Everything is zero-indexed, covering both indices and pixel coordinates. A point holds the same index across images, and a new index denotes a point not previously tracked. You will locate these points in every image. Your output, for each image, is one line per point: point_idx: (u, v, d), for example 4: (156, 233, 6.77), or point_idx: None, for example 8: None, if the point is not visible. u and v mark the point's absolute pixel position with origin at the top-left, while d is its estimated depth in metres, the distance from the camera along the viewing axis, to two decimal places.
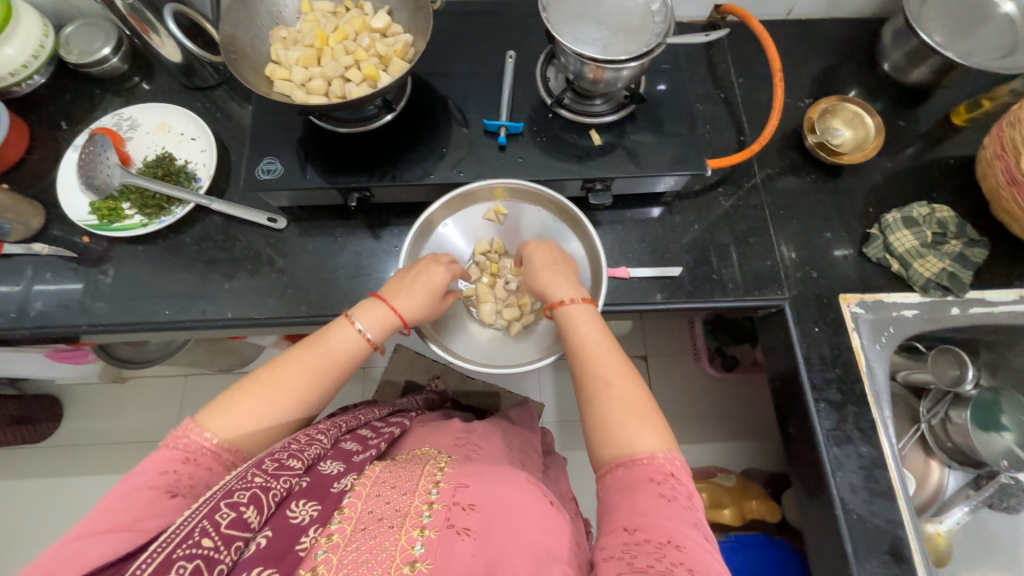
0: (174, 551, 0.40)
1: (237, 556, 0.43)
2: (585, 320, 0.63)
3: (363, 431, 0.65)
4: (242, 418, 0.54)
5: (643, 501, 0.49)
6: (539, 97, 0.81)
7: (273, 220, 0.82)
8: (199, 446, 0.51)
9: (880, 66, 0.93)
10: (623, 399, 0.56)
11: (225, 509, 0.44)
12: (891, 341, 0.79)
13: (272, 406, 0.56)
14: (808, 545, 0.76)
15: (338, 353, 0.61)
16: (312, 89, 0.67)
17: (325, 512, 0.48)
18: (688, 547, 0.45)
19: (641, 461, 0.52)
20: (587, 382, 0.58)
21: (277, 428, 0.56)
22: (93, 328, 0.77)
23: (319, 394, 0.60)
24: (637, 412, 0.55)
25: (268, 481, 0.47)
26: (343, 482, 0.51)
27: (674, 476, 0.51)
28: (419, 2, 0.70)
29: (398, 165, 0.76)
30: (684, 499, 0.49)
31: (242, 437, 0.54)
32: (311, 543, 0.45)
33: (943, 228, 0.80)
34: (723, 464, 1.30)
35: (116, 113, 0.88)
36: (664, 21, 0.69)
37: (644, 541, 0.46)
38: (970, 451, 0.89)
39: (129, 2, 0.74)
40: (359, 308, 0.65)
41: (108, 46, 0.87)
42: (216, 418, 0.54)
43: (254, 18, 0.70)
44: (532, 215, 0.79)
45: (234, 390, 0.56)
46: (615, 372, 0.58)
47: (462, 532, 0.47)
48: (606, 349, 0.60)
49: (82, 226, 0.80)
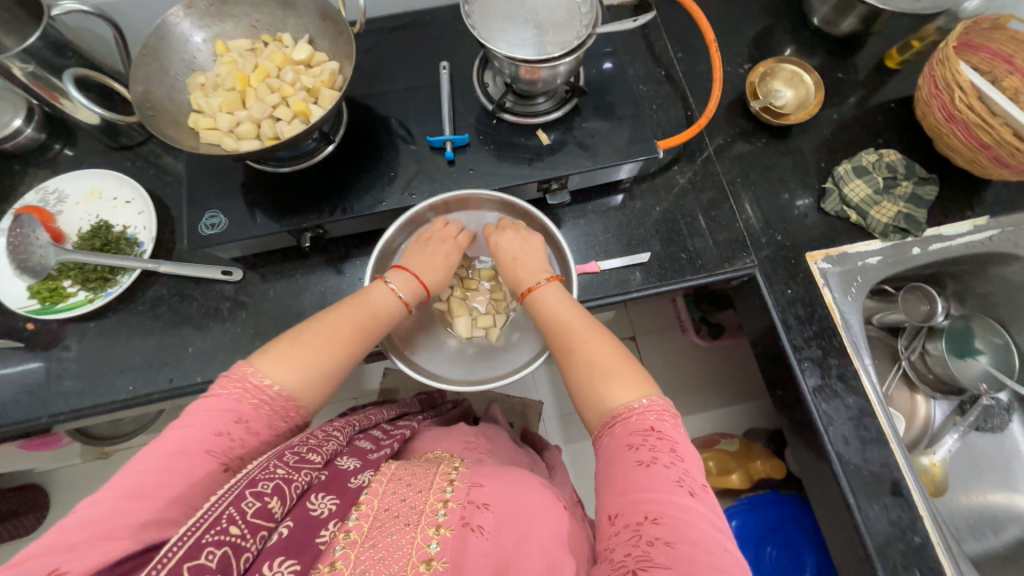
0: (203, 537, 0.39)
1: (261, 545, 0.41)
2: (556, 298, 0.64)
3: (375, 431, 0.64)
4: (301, 365, 0.53)
5: (624, 477, 0.47)
6: (481, 104, 0.80)
7: (228, 272, 0.78)
8: (260, 391, 0.50)
9: (811, 21, 0.94)
10: (591, 362, 0.57)
11: (251, 498, 0.42)
12: (861, 290, 0.81)
13: (330, 354, 0.55)
14: (814, 500, 0.77)
15: (383, 309, 0.62)
16: (242, 134, 0.65)
17: (343, 506, 0.46)
18: (664, 517, 0.44)
19: (620, 417, 0.52)
20: (558, 354, 0.60)
21: (332, 375, 0.55)
22: (54, 419, 0.73)
23: (367, 347, 0.60)
24: (604, 368, 0.56)
25: (290, 473, 0.45)
26: (360, 478, 0.50)
27: (654, 431, 0.50)
28: (338, 27, 0.67)
29: (346, 198, 0.74)
30: (666, 458, 0.48)
31: (302, 383, 0.52)
32: (330, 536, 0.43)
33: (893, 171, 0.82)
34: (724, 430, 1.32)
35: (40, 187, 0.82)
36: (591, 11, 0.68)
37: (623, 528, 0.45)
38: (951, 380, 0.93)
39: (30, 69, 0.68)
40: (391, 273, 0.67)
41: (19, 117, 0.82)
42: (276, 363, 0.52)
43: (167, 69, 0.67)
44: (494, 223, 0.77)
45: (289, 336, 0.55)
46: (579, 338, 0.59)
47: (476, 529, 0.46)
48: (573, 317, 0.62)
49: (23, 313, 0.75)
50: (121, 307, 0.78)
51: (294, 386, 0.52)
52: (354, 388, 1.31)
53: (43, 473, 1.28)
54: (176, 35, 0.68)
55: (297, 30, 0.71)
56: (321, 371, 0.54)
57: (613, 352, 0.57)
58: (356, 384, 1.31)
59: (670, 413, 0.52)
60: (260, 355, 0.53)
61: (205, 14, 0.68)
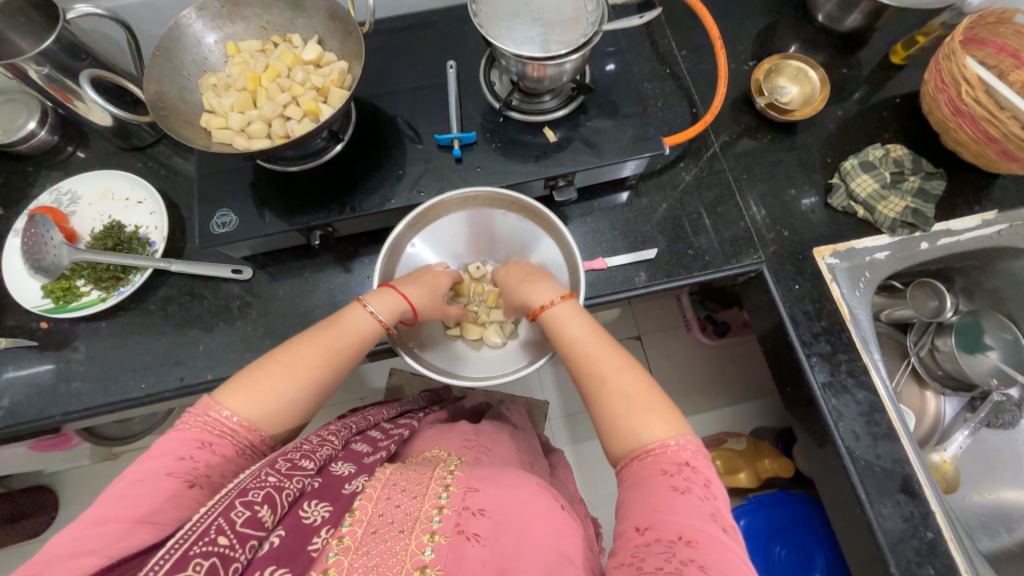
0: (190, 549, 0.39)
1: (252, 555, 0.42)
2: (570, 318, 0.64)
3: (372, 432, 0.65)
4: (263, 395, 0.53)
5: (656, 497, 0.47)
6: (487, 103, 0.80)
7: (237, 271, 0.79)
8: (220, 424, 0.51)
9: (815, 18, 0.94)
10: (622, 393, 0.56)
11: (240, 507, 0.43)
12: (869, 285, 0.80)
13: (293, 383, 0.55)
14: (824, 496, 0.77)
15: (353, 336, 0.61)
16: (253, 134, 0.66)
17: (336, 513, 0.47)
18: (699, 541, 0.44)
19: (654, 451, 0.51)
20: (585, 379, 0.59)
21: (295, 406, 0.55)
22: (68, 417, 0.74)
23: (336, 370, 0.59)
24: (640, 402, 0.54)
25: (282, 481, 0.46)
26: (355, 484, 0.51)
27: (688, 465, 0.49)
28: (347, 27, 0.68)
29: (356, 196, 0.74)
30: (700, 489, 0.48)
31: (264, 415, 0.53)
32: (322, 544, 0.44)
33: (900, 166, 0.82)
34: (731, 428, 1.31)
35: (53, 188, 0.84)
36: (597, 9, 0.68)
37: (653, 541, 0.45)
38: (961, 376, 0.92)
39: (45, 72, 0.69)
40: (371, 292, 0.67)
41: (33, 120, 0.83)
42: (239, 395, 0.53)
43: (179, 70, 0.68)
44: (501, 220, 0.78)
45: (257, 367, 0.55)
46: (610, 367, 0.58)
47: (473, 538, 0.45)
48: (597, 343, 0.61)
49: (37, 313, 0.76)
50: (133, 306, 0.79)
51: (254, 416, 0.52)
52: (360, 388, 1.31)
53: (54, 474, 1.29)
54: (189, 36, 0.69)
55: (307, 30, 0.72)
56: (285, 401, 0.54)
57: (645, 384, 0.56)
58: (362, 383, 1.31)
59: (702, 451, 0.52)
60: (226, 387, 0.54)
61: (216, 16, 0.69)
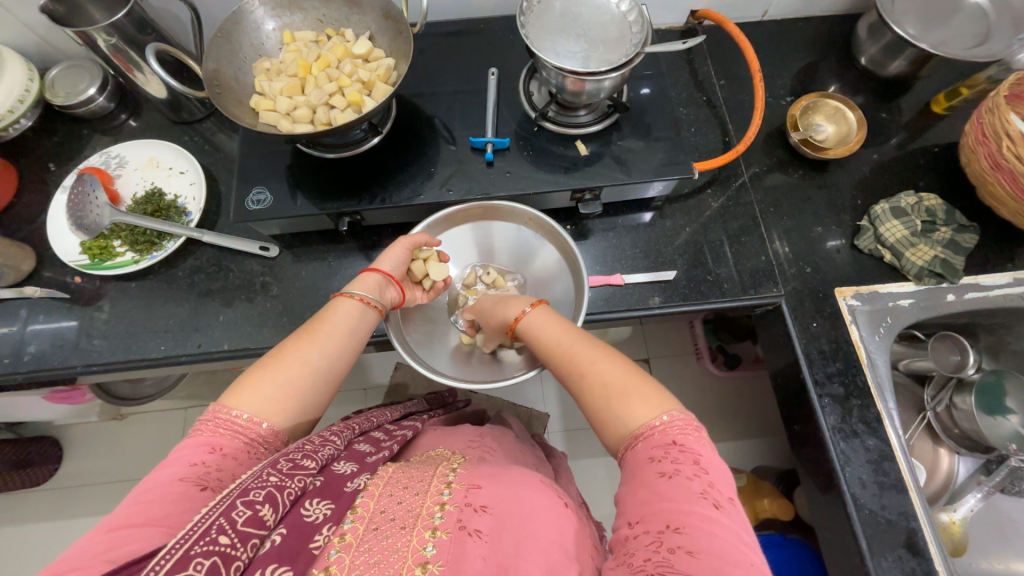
0: (191, 548, 0.38)
1: (253, 553, 0.41)
2: (544, 321, 0.63)
3: (375, 433, 0.65)
4: (261, 390, 0.52)
5: (645, 487, 0.46)
6: (523, 112, 0.82)
7: (265, 248, 0.82)
8: (233, 423, 0.50)
9: (859, 60, 0.94)
10: (602, 385, 0.54)
11: (241, 507, 0.41)
12: (889, 331, 0.79)
13: (285, 368, 0.54)
14: (822, 542, 0.75)
15: (340, 324, 0.60)
16: (298, 118, 0.69)
17: (338, 511, 0.46)
18: (688, 527, 0.43)
19: (643, 435, 0.49)
20: (569, 380, 0.58)
21: (293, 387, 0.54)
22: (87, 369, 0.76)
23: (328, 350, 0.58)
24: (620, 389, 0.53)
25: (283, 480, 0.45)
26: (356, 482, 0.50)
27: (676, 445, 0.48)
28: (399, 26, 0.71)
29: (387, 188, 0.77)
30: (689, 469, 0.46)
31: (268, 404, 0.52)
32: (324, 541, 0.43)
33: (932, 215, 0.81)
34: (732, 464, 1.28)
35: (103, 151, 0.88)
36: (642, 31, 0.70)
37: (643, 533, 0.44)
38: (977, 437, 0.89)
39: (113, 42, 0.73)
40: (351, 281, 0.65)
41: (94, 86, 0.87)
42: (242, 393, 0.52)
43: (237, 51, 0.72)
44: (506, 231, 0.81)
45: (255, 366, 0.55)
46: (587, 360, 0.56)
47: (473, 534, 0.45)
48: (573, 342, 0.59)
49: (74, 267, 0.80)
50: (163, 270, 0.82)
51: (259, 407, 0.51)
52: (362, 379, 1.32)
53: (64, 427, 1.34)
54: (251, 22, 0.72)
55: (360, 26, 0.75)
56: (282, 384, 0.53)
57: (624, 369, 0.55)
58: (366, 374, 1.32)
59: (694, 426, 0.50)
60: (229, 390, 0.53)
61: (278, 5, 0.73)
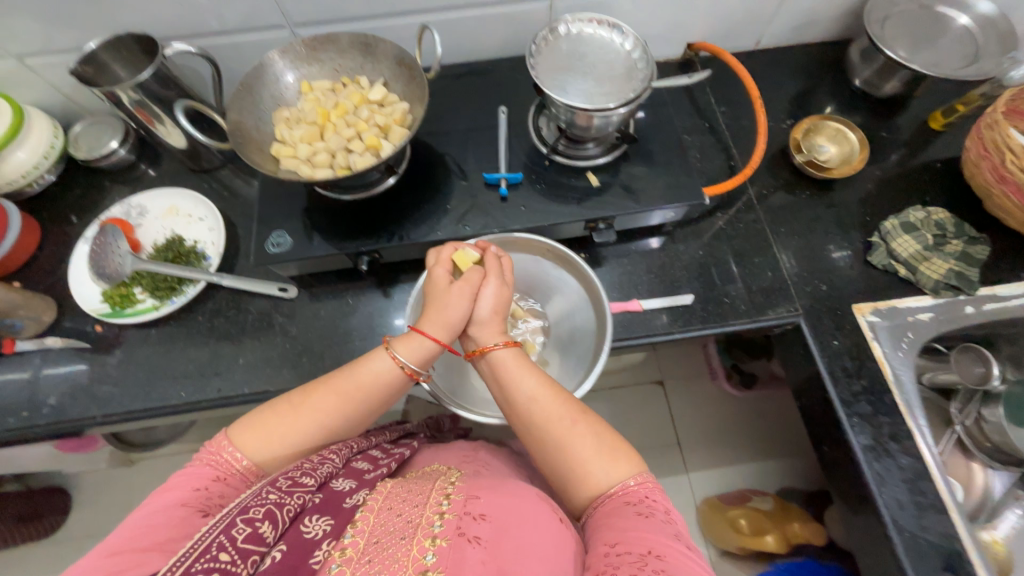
0: (192, 565, 0.40)
1: (253, 570, 0.42)
2: (516, 363, 0.59)
3: (372, 451, 0.66)
4: (269, 440, 0.55)
5: (621, 521, 0.48)
6: (533, 146, 0.85)
7: (284, 289, 0.83)
8: (231, 465, 0.53)
9: (853, 83, 0.97)
10: (592, 440, 0.55)
11: (242, 524, 0.43)
12: (912, 346, 0.78)
13: (300, 425, 0.56)
14: (864, 569, 0.73)
15: (363, 389, 0.58)
16: (318, 163, 0.71)
17: (337, 526, 0.47)
18: (668, 556, 0.45)
19: (613, 492, 0.52)
20: (546, 434, 0.56)
21: (298, 445, 0.56)
22: (107, 420, 0.76)
23: (343, 415, 0.58)
24: (609, 442, 0.55)
25: (282, 498, 0.47)
26: (355, 498, 0.51)
27: (649, 497, 0.51)
28: (412, 72, 0.74)
29: (404, 225, 0.78)
30: (662, 514, 0.49)
31: (270, 455, 0.55)
32: (323, 556, 0.44)
33: (942, 229, 0.82)
34: (757, 487, 1.25)
35: (124, 201, 0.90)
36: (647, 67, 0.73)
37: (625, 554, 0.45)
38: (1010, 450, 0.88)
39: (136, 98, 0.76)
40: (400, 344, 0.60)
41: (116, 139, 0.89)
42: (250, 434, 0.55)
43: (257, 102, 0.74)
44: (525, 262, 0.81)
45: (276, 406, 0.57)
46: (573, 415, 0.56)
47: (473, 540, 0.45)
48: (559, 393, 0.58)
49: (95, 316, 0.81)
50: (182, 316, 0.83)
51: (259, 455, 0.55)
52: None
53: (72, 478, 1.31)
54: (270, 74, 0.75)
55: (374, 74, 0.78)
56: (287, 442, 0.56)
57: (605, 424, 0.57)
58: None
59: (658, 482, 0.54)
60: (244, 424, 0.56)
61: (296, 58, 0.76)
